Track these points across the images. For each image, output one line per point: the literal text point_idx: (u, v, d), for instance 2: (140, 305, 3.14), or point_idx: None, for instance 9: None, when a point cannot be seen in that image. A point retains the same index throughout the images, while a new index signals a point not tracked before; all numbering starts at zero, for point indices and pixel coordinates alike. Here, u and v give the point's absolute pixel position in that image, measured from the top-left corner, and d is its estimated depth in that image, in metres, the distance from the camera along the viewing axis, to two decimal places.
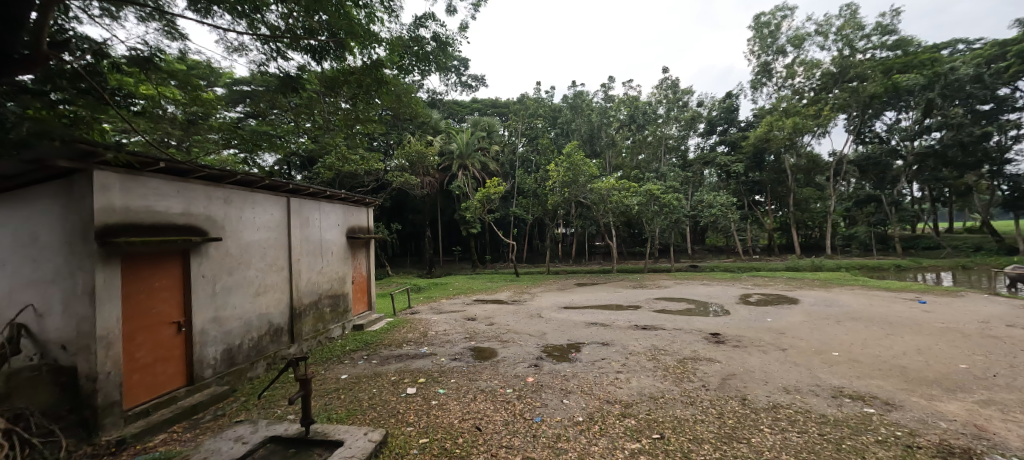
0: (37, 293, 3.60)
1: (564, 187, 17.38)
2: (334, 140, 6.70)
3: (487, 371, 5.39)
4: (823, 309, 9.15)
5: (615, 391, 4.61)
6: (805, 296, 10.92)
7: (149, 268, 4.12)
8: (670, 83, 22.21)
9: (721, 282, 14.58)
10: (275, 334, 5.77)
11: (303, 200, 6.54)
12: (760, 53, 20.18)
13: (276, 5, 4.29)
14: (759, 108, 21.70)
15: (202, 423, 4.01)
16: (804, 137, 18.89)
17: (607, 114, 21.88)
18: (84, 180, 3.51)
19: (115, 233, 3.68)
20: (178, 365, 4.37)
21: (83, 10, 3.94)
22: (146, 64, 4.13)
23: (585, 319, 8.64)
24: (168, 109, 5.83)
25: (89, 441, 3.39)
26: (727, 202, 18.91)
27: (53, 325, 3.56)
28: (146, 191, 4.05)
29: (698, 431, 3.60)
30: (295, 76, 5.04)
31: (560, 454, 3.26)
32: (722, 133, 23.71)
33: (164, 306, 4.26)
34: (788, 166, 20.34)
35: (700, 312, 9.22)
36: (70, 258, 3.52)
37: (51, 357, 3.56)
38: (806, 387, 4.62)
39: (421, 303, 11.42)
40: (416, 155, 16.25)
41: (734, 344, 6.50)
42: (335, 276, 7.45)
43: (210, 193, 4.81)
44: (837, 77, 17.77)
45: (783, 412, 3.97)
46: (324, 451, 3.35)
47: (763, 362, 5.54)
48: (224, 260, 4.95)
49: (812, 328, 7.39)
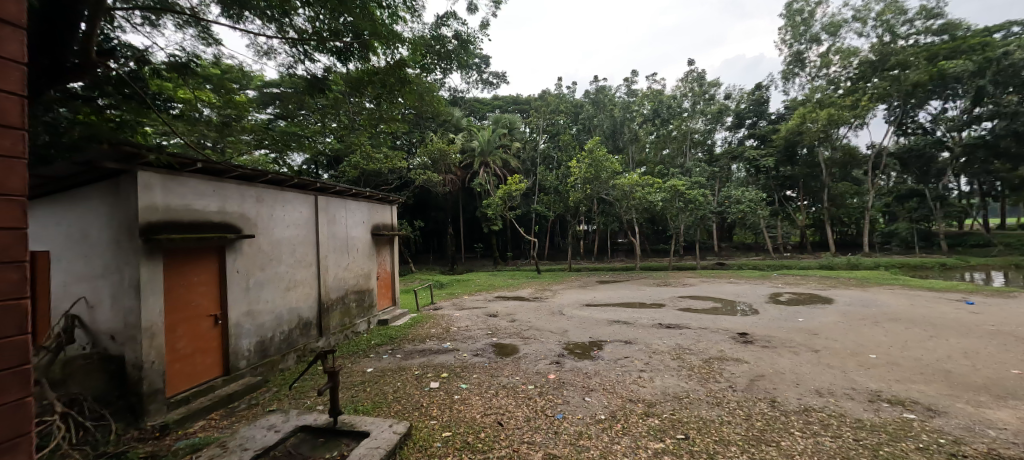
0: (88, 287, 3.87)
1: (586, 184, 17.29)
2: (359, 139, 6.93)
3: (509, 367, 5.42)
4: (860, 309, 8.73)
5: (638, 390, 4.55)
6: (840, 296, 10.42)
7: (189, 263, 4.34)
8: (696, 75, 21.34)
9: (749, 281, 14.09)
10: (304, 328, 5.97)
11: (330, 198, 6.73)
12: (792, 42, 19.34)
13: (303, 9, 4.45)
14: (790, 100, 20.78)
15: (237, 411, 4.22)
16: (839, 129, 17.95)
17: (630, 108, 21.39)
18: (130, 179, 3.75)
19: (158, 231, 3.90)
20: (216, 355, 4.58)
21: (126, 20, 4.19)
22: (185, 69, 4.39)
23: (608, 317, 8.56)
24: (203, 112, 6.05)
25: (136, 425, 3.66)
26: (757, 198, 18.15)
27: (102, 316, 3.83)
28: (185, 191, 4.26)
29: (724, 432, 3.52)
30: (321, 77, 5.21)
31: (582, 451, 3.26)
32: (751, 126, 22.77)
33: (203, 299, 4.47)
34: (823, 160, 19.44)
35: (728, 312, 8.96)
36: (117, 253, 3.77)
37: (101, 346, 3.83)
38: (840, 390, 4.44)
39: (443, 299, 11.57)
40: (439, 153, 16.57)
41: (763, 344, 6.31)
42: (362, 272, 7.66)
43: (243, 192, 5.01)
44: (876, 65, 16.90)
45: (815, 415, 3.84)
46: (351, 441, 3.46)
47: (794, 364, 5.32)
48: (257, 256, 5.16)
49: (847, 329, 7.10)
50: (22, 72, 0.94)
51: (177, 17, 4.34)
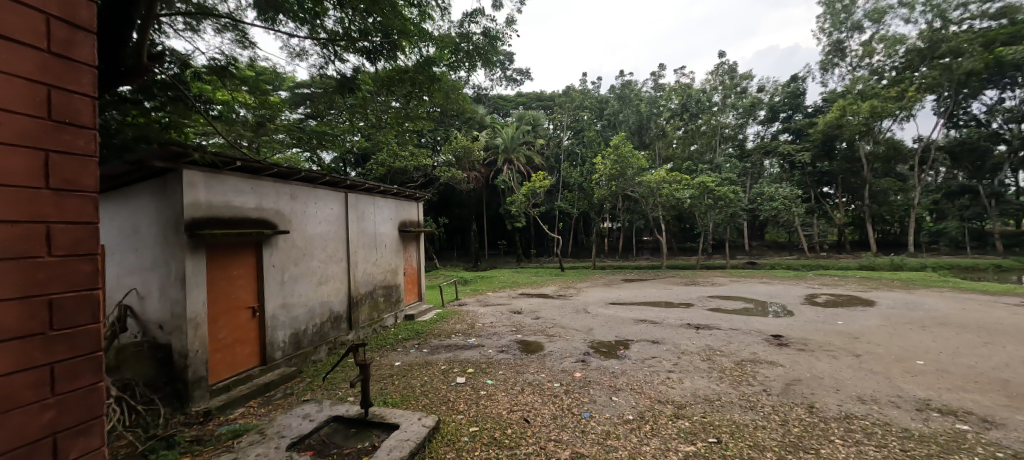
0: (139, 279, 4.11)
1: (611, 181, 17.07)
2: (386, 137, 7.06)
3: (534, 365, 5.41)
4: (905, 313, 8.25)
5: (667, 390, 4.46)
6: (883, 298, 9.87)
7: (229, 258, 4.53)
8: (727, 68, 20.54)
9: (783, 281, 13.54)
10: (335, 321, 6.14)
11: (359, 195, 6.89)
12: (831, 30, 18.42)
13: (335, 10, 4.55)
14: (829, 92, 19.77)
15: (273, 400, 4.39)
16: (882, 122, 16.96)
17: (657, 103, 20.94)
18: (176, 178, 3.95)
19: (200, 226, 4.10)
20: (253, 346, 4.77)
21: (170, 25, 4.42)
22: (223, 72, 4.61)
23: (634, 316, 8.42)
24: (240, 112, 6.31)
25: (182, 410, 3.88)
26: (792, 195, 17.38)
27: (152, 307, 4.06)
28: (226, 188, 4.46)
29: (759, 438, 3.40)
30: (351, 76, 5.34)
31: (610, 451, 3.23)
32: (786, 119, 21.78)
33: (242, 292, 4.67)
34: (863, 155, 18.42)
35: (760, 313, 8.65)
36: (165, 247, 3.98)
37: (150, 335, 4.07)
38: (884, 398, 4.20)
39: (468, 296, 11.68)
40: (463, 150, 16.71)
41: (799, 347, 6.06)
42: (389, 268, 7.81)
43: (279, 189, 5.20)
44: (925, 54, 15.89)
45: (857, 423, 3.66)
46: (381, 433, 3.55)
47: (834, 369, 5.08)
48: (291, 251, 5.35)
49: (891, 333, 6.72)
50: (92, 75, 0.99)
51: (216, 21, 4.54)
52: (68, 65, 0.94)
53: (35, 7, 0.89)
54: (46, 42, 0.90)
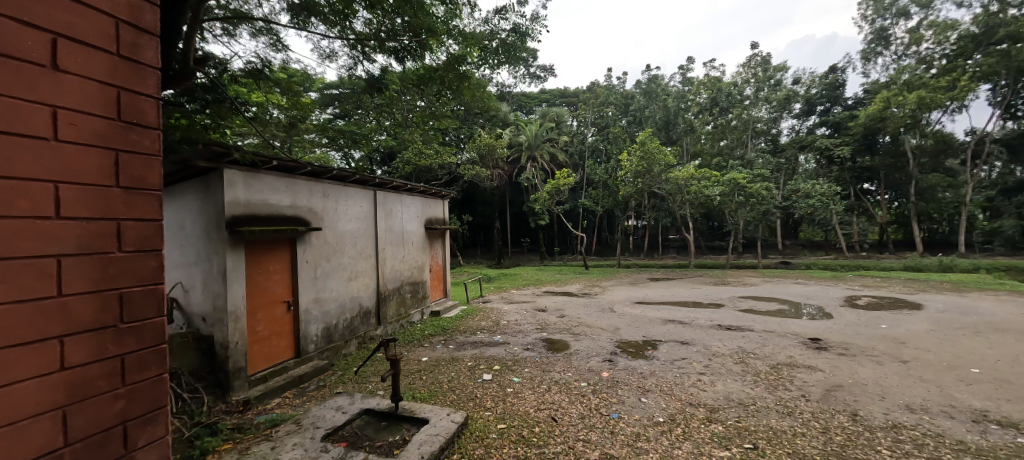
0: (184, 273, 4.32)
1: (637, 177, 16.76)
2: (412, 135, 7.16)
3: (560, 363, 5.37)
4: (956, 317, 7.73)
5: (698, 393, 4.34)
6: (932, 301, 9.27)
7: (266, 254, 4.70)
8: (760, 59, 19.70)
9: (820, 282, 12.94)
10: (364, 316, 6.28)
11: (387, 193, 7.01)
12: (874, 17, 17.41)
13: (364, 12, 4.64)
14: (871, 82, 18.70)
15: (308, 391, 4.54)
16: (931, 114, 15.89)
17: (685, 98, 20.40)
18: (217, 177, 4.13)
19: (240, 223, 4.27)
20: (288, 339, 4.94)
21: (209, 31, 4.62)
22: (259, 75, 4.79)
23: (662, 316, 8.23)
24: (274, 113, 6.54)
25: (224, 399, 4.06)
26: (830, 191, 16.54)
27: (195, 300, 4.27)
28: (263, 186, 4.62)
29: (799, 445, 3.26)
30: (378, 76, 5.44)
31: (640, 453, 3.17)
32: (823, 113, 20.75)
33: (278, 286, 4.84)
34: (909, 148, 17.31)
35: (795, 314, 8.31)
36: (207, 244, 4.16)
37: (195, 327, 4.28)
38: (936, 407, 3.95)
39: (492, 293, 11.73)
40: (487, 148, 16.84)
41: (839, 351, 5.78)
42: (416, 265, 7.93)
43: (312, 187, 5.35)
44: (980, 39, 14.78)
45: (906, 432, 3.45)
46: (411, 427, 3.60)
47: (878, 375, 4.81)
48: (324, 247, 5.50)
49: (941, 339, 6.31)
50: (157, 77, 1.02)
51: (252, 26, 4.71)
52: (134, 68, 0.97)
53: (106, 12, 0.93)
54: (116, 46, 0.94)
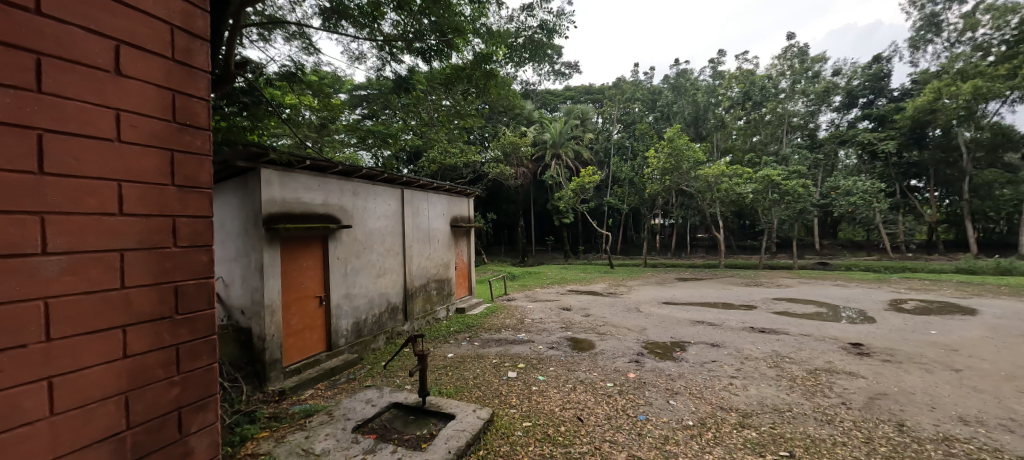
0: (225, 268, 4.54)
1: (664, 175, 16.40)
2: (437, 134, 7.25)
3: (586, 363, 5.33)
4: (1017, 323, 7.15)
5: (729, 397, 4.20)
6: (988, 306, 8.62)
7: (300, 250, 4.87)
8: (797, 50, 18.82)
9: (862, 284, 12.27)
10: (392, 312, 6.41)
11: (414, 191, 7.13)
12: (924, 2, 16.30)
13: (392, 13, 4.73)
14: (920, 72, 17.55)
15: (339, 383, 4.68)
16: (988, 104, 14.75)
17: (715, 93, 19.77)
18: (254, 176, 4.31)
19: (275, 220, 4.44)
20: (321, 332, 5.11)
21: (246, 36, 4.82)
22: (292, 77, 4.97)
23: (691, 317, 8.02)
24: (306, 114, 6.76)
25: (261, 389, 4.25)
26: (873, 189, 15.70)
27: (235, 294, 4.48)
28: (297, 185, 4.79)
29: (839, 455, 3.10)
30: (405, 76, 5.53)
31: (669, 457, 3.11)
32: (866, 105, 19.62)
33: (311, 282, 5.01)
34: (963, 142, 16.14)
35: (834, 317, 7.90)
36: (245, 240, 4.36)
37: (235, 319, 4.49)
38: (993, 420, 3.67)
39: (516, 291, 11.74)
40: (511, 147, 16.92)
41: (884, 357, 5.46)
42: (441, 262, 8.03)
43: (342, 186, 5.50)
44: None
45: (958, 446, 3.23)
46: (438, 421, 3.66)
47: (927, 384, 4.52)
48: (354, 244, 5.65)
49: (1000, 346, 5.85)
50: (206, 80, 1.07)
51: (286, 30, 4.88)
52: (186, 71, 1.02)
53: (162, 19, 0.98)
54: (170, 51, 0.99)
